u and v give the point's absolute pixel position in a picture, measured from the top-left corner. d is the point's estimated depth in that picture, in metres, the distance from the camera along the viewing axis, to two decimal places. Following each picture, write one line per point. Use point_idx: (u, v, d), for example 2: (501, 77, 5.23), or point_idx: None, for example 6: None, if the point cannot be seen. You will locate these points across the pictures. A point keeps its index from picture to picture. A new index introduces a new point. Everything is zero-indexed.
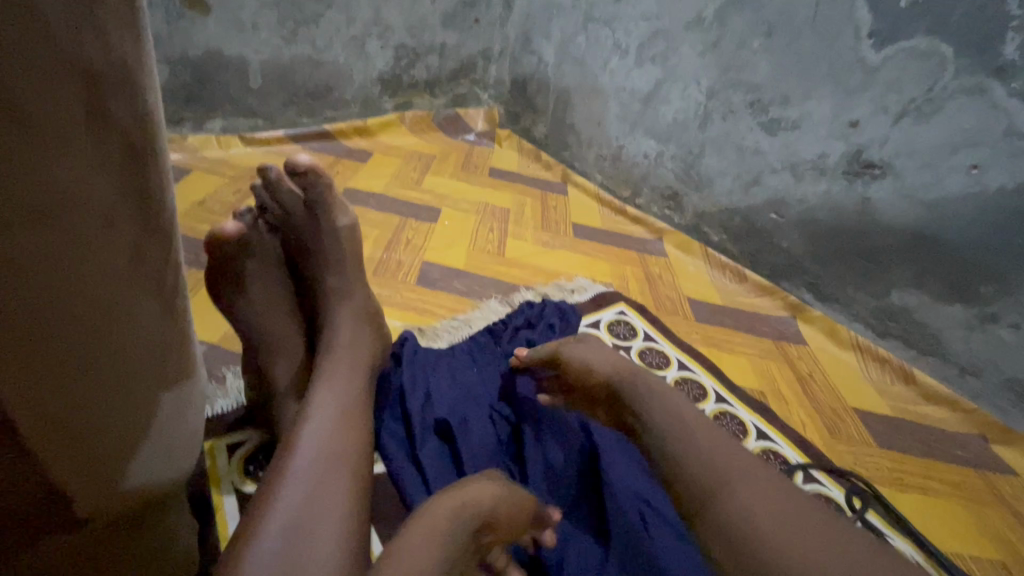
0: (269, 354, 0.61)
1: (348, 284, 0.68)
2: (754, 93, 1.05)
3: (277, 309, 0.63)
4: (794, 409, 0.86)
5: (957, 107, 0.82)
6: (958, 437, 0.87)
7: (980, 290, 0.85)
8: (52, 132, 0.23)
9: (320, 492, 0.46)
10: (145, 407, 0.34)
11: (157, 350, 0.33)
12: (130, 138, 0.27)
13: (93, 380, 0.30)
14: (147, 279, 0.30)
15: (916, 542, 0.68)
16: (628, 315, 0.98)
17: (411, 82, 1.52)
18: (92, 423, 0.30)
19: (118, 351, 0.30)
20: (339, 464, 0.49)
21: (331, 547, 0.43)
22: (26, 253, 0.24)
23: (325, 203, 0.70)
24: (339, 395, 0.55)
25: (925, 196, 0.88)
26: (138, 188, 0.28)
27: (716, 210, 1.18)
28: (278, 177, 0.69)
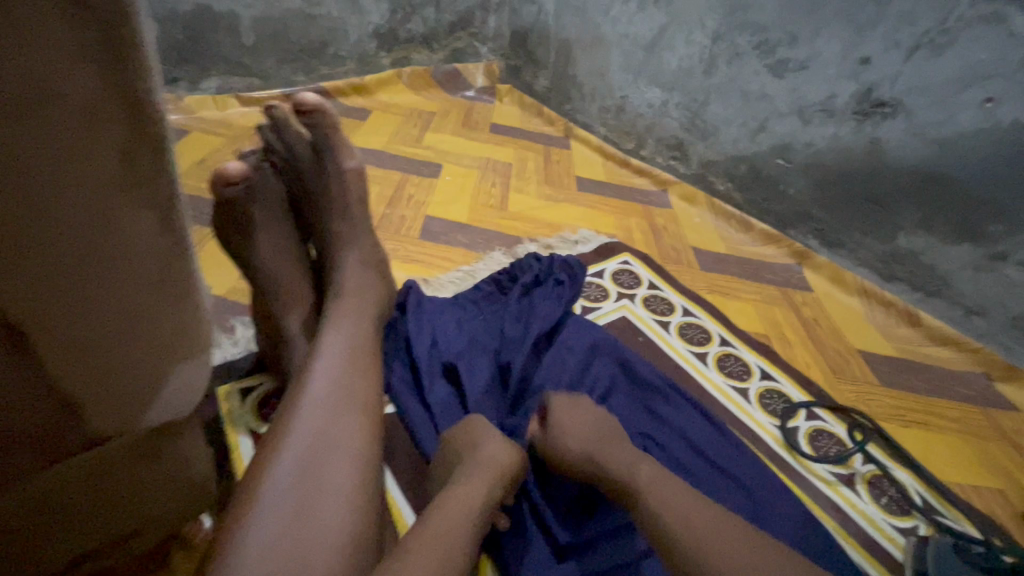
0: (276, 298, 0.61)
1: (353, 231, 0.68)
2: (760, 34, 1.02)
3: (284, 256, 0.63)
4: (798, 351, 0.86)
5: (973, 37, 0.79)
6: (961, 376, 0.87)
7: (989, 229, 0.84)
8: (32, 20, 0.24)
9: (330, 419, 0.48)
10: (156, 329, 0.35)
11: (161, 271, 0.33)
12: (113, 34, 0.27)
13: (98, 294, 0.31)
14: (141, 193, 0.31)
15: (916, 472, 0.69)
16: (632, 265, 0.98)
17: (407, 36, 1.48)
18: (97, 338, 0.32)
19: (117, 262, 0.31)
20: (350, 397, 0.51)
21: (342, 477, 0.45)
22: (21, 144, 0.25)
23: (332, 144, 0.68)
24: (350, 335, 0.56)
25: (935, 134, 0.86)
26: (124, 95, 0.28)
27: (722, 158, 1.16)
28: (284, 116, 0.68)
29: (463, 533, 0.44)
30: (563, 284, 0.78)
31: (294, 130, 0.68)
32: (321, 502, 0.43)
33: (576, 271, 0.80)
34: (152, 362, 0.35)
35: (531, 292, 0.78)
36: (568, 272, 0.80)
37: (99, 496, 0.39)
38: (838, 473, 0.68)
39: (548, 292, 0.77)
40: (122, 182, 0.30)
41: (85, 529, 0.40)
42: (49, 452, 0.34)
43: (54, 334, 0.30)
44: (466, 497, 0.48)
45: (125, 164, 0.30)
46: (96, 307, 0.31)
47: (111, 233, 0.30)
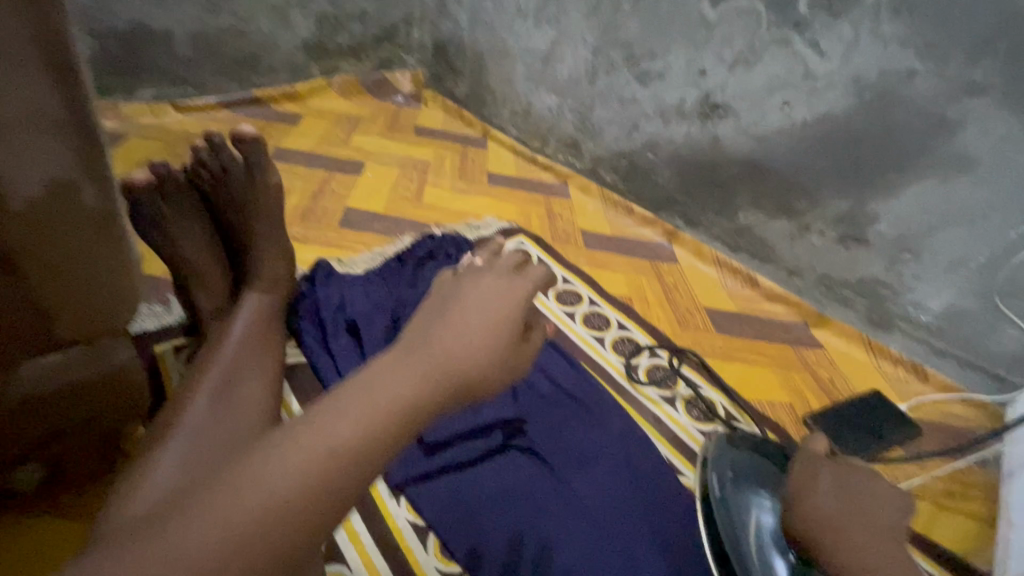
0: (194, 279, 0.77)
1: (271, 234, 0.81)
2: (629, 50, 1.21)
3: (199, 248, 0.78)
4: (654, 308, 1.06)
5: (771, 55, 1.00)
6: (784, 324, 1.09)
7: (797, 205, 1.06)
8: (16, 75, 0.41)
9: (244, 351, 0.65)
10: (102, 266, 0.51)
11: (104, 223, 0.50)
12: (67, 79, 0.44)
13: (62, 241, 0.48)
14: (89, 179, 0.48)
15: (723, 391, 0.89)
16: (525, 245, 1.16)
17: (336, 48, 1.62)
18: (61, 267, 0.49)
19: (76, 223, 0.48)
20: (260, 342, 0.68)
21: (258, 377, 0.62)
22: (15, 148, 0.43)
23: (258, 164, 0.81)
24: (268, 301, 0.75)
25: (755, 130, 1.07)
26: (73, 108, 0.45)
27: (608, 154, 1.35)
28: (220, 142, 0.81)
29: (423, 381, 0.45)
30: (451, 257, 0.97)
31: (228, 154, 0.81)
32: (240, 382, 0.60)
33: (460, 244, 0.99)
34: (101, 290, 0.52)
35: (425, 263, 0.96)
36: (456, 247, 0.98)
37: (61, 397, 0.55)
38: (664, 395, 0.88)
39: (438, 263, 0.95)
40: (74, 164, 0.46)
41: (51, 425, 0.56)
42: (32, 345, 0.51)
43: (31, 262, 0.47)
44: (448, 338, 0.49)
45: (78, 162, 0.46)
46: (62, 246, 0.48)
47: (70, 204, 0.47)
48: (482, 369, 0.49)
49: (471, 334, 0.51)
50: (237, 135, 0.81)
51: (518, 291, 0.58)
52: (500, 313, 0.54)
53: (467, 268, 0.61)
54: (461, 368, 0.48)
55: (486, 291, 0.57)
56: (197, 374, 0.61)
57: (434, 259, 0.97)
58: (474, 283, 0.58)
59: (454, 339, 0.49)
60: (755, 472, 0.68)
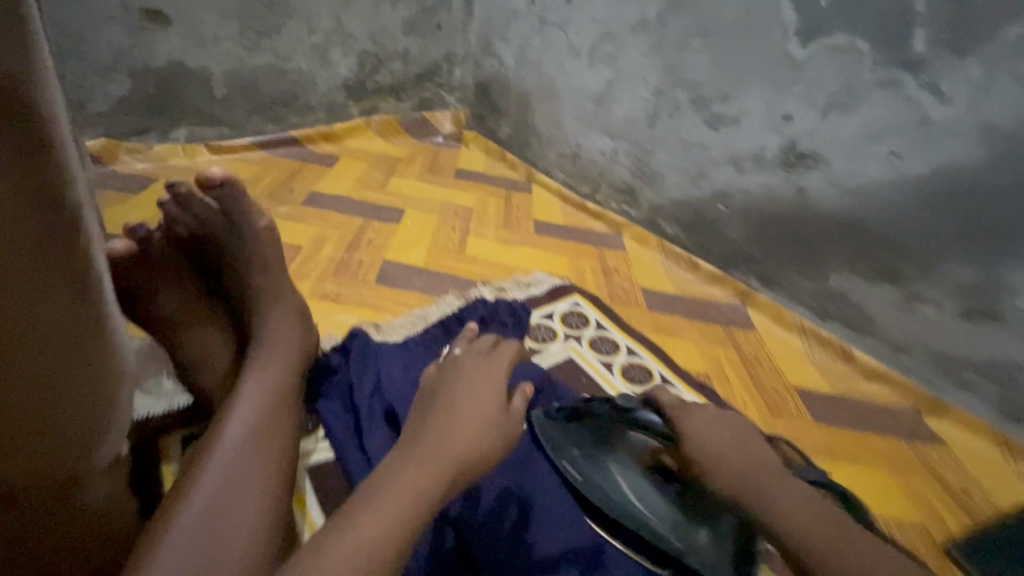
0: (189, 353, 0.66)
1: (274, 284, 0.70)
2: (696, 91, 1.10)
3: (193, 314, 0.67)
4: (735, 388, 0.91)
5: (874, 99, 0.87)
6: (891, 411, 0.92)
7: (905, 272, 0.90)
8: None
9: (244, 455, 0.52)
10: (72, 374, 0.37)
11: (82, 316, 0.37)
12: (23, 141, 0.32)
13: (12, 362, 0.35)
14: (54, 273, 0.35)
15: None
16: (582, 306, 1.02)
17: (376, 87, 1.55)
18: (25, 385, 0.35)
19: (31, 336, 0.35)
20: (266, 440, 0.54)
21: (251, 510, 0.49)
22: None
23: (240, 206, 0.72)
24: (273, 386, 0.59)
25: (851, 184, 0.93)
26: (29, 153, 0.32)
27: (669, 203, 1.22)
28: (189, 193, 0.73)
29: (439, 476, 0.50)
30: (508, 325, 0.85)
31: (201, 204, 0.73)
32: (227, 517, 0.47)
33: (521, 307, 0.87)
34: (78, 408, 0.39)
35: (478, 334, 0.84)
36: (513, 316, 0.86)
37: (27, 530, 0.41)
38: None
39: (494, 333, 0.83)
40: (33, 238, 0.33)
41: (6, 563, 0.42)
42: None
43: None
44: (448, 430, 0.55)
45: (38, 253, 0.34)
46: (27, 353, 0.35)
47: (25, 312, 0.34)
48: (483, 453, 0.55)
49: (469, 422, 0.56)
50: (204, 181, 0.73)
51: (497, 372, 0.64)
52: (489, 421, 0.58)
53: (449, 355, 0.66)
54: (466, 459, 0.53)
55: (476, 375, 0.62)
56: (171, 503, 0.48)
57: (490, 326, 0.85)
58: (467, 388, 0.60)
59: (445, 428, 0.55)
60: (609, 448, 0.71)
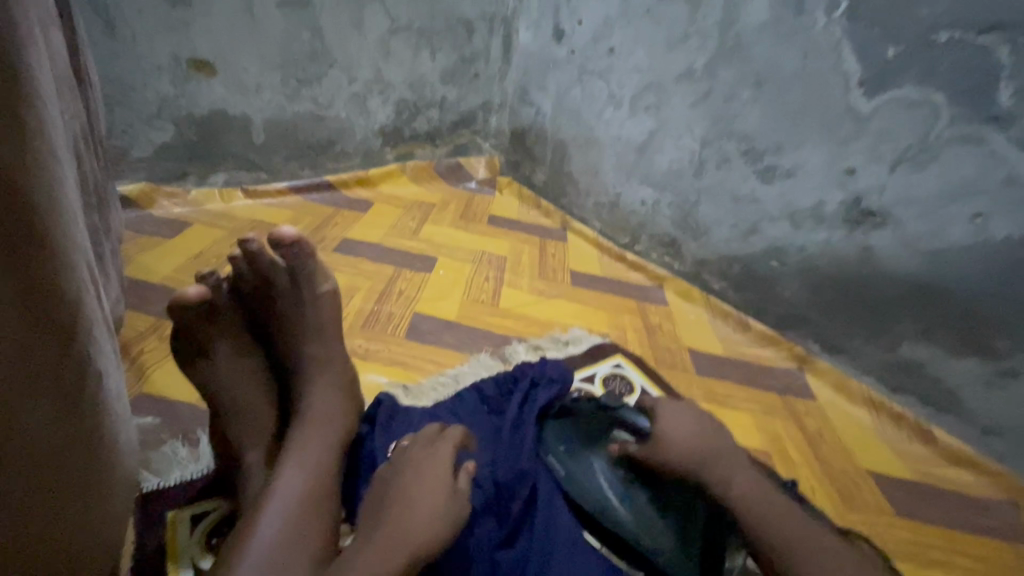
0: (229, 423, 0.60)
1: (328, 353, 0.67)
2: (747, 142, 1.04)
3: (245, 380, 0.63)
4: (801, 470, 0.81)
5: (952, 156, 0.80)
6: (984, 504, 0.80)
7: (995, 344, 0.81)
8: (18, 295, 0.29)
9: (273, 567, 0.47)
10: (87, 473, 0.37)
11: (72, 396, 0.35)
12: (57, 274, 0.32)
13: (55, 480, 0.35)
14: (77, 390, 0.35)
15: None
16: (624, 368, 0.95)
17: (412, 134, 1.56)
18: (12, 485, 0.32)
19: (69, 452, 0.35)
20: (301, 549, 0.49)
21: None
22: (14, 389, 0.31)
23: (308, 271, 0.68)
24: (309, 476, 0.54)
25: (927, 245, 0.85)
26: (16, 236, 0.29)
27: (716, 257, 1.15)
28: (259, 247, 0.67)
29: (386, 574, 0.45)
30: (555, 382, 0.79)
31: (271, 258, 0.67)
32: None
33: (561, 371, 0.81)
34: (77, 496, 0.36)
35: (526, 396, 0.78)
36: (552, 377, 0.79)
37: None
38: None
39: (543, 394, 0.77)
40: (23, 325, 0.30)
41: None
42: None
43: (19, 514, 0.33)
44: (399, 521, 0.49)
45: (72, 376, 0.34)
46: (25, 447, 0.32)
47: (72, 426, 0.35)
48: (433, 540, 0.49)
49: (418, 507, 0.50)
50: (277, 237, 0.67)
51: (440, 451, 0.56)
52: (438, 514, 0.50)
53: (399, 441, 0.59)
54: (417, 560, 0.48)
55: (422, 460, 0.55)
56: None
57: (539, 387, 0.79)
58: (411, 475, 0.54)
59: (397, 520, 0.49)
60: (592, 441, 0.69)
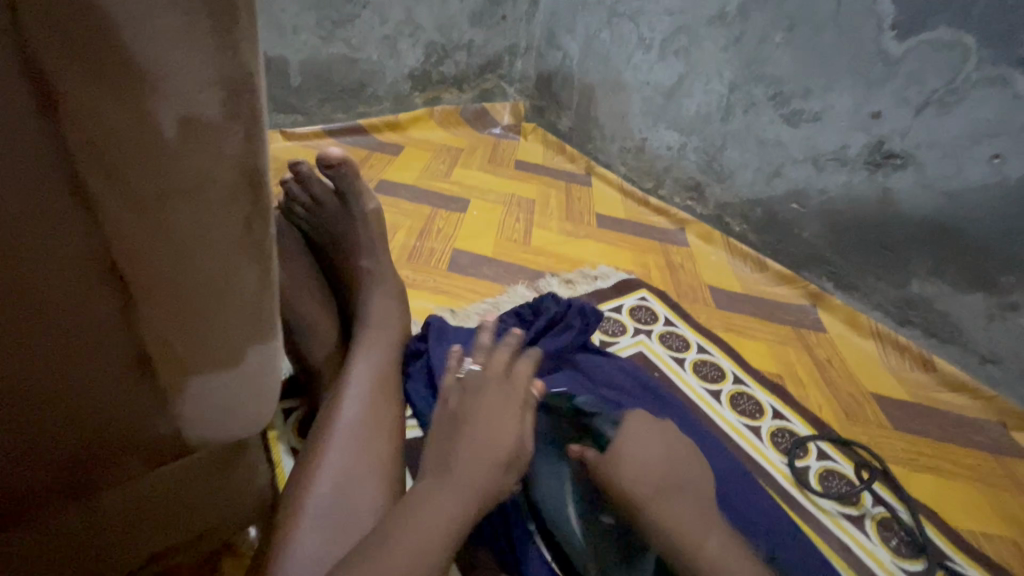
0: (303, 336, 0.70)
1: (380, 265, 0.78)
2: (776, 86, 1.07)
3: (306, 291, 0.72)
4: (810, 390, 0.89)
5: (978, 98, 0.84)
6: (977, 423, 0.89)
7: (1000, 280, 0.87)
8: (191, 129, 0.27)
9: (360, 437, 0.57)
10: (240, 343, 0.36)
11: (252, 253, 0.33)
12: (246, 130, 0.29)
13: (205, 331, 0.34)
14: (250, 252, 0.33)
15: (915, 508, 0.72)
16: (649, 301, 1.02)
17: (440, 78, 1.58)
18: (163, 318, 0.32)
19: (221, 308, 0.33)
20: (379, 423, 0.60)
21: (372, 489, 0.54)
22: (175, 220, 0.29)
23: (355, 189, 0.80)
24: (372, 368, 0.65)
25: (946, 186, 0.89)
26: (200, 77, 0.26)
27: (738, 200, 1.20)
28: (309, 172, 0.80)
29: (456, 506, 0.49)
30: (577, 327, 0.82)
31: (320, 182, 0.80)
32: (352, 486, 0.54)
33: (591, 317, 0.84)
34: (223, 369, 0.36)
35: (544, 333, 0.81)
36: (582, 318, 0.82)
37: (138, 503, 0.40)
38: (849, 513, 0.71)
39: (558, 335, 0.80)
40: (209, 162, 0.28)
41: (66, 534, 0.38)
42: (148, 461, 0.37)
43: (166, 348, 0.33)
44: (469, 461, 0.52)
45: (244, 233, 0.32)
46: (196, 342, 0.34)
47: (224, 285, 0.33)
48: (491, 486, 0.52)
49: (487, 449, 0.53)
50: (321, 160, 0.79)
51: (511, 411, 0.57)
52: (499, 449, 0.54)
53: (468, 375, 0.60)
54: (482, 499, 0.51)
55: (498, 405, 0.57)
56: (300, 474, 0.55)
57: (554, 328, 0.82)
58: (475, 399, 0.56)
59: (468, 456, 0.52)
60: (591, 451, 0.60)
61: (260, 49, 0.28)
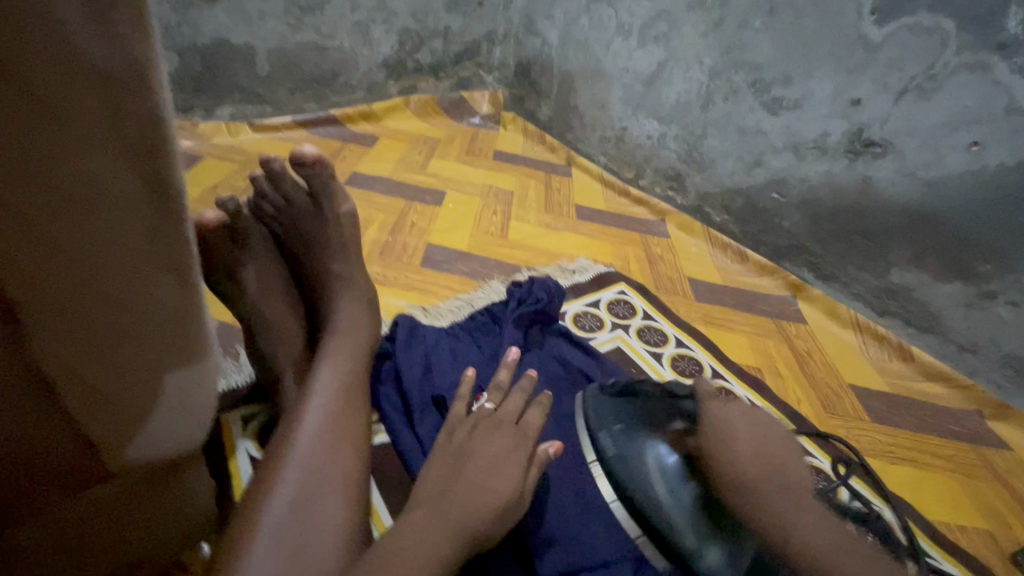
0: (271, 343, 0.67)
1: (351, 270, 0.74)
2: (756, 73, 1.05)
3: (272, 297, 0.70)
4: (789, 383, 0.88)
5: (959, 84, 0.82)
6: (954, 413, 0.88)
7: (979, 268, 0.86)
8: (77, 130, 0.25)
9: (324, 451, 0.54)
10: (161, 359, 0.34)
11: (165, 263, 0.31)
12: (146, 129, 0.27)
13: (115, 349, 0.31)
14: (162, 261, 0.31)
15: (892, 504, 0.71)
16: (628, 295, 1.00)
17: (415, 66, 1.53)
18: (62, 339, 0.29)
19: (133, 323, 0.31)
20: (345, 435, 0.57)
21: (336, 508, 0.51)
22: (67, 233, 0.27)
23: (328, 191, 0.76)
24: (341, 376, 0.62)
25: (926, 174, 0.88)
26: (84, 74, 0.24)
27: (719, 190, 1.18)
28: (280, 169, 0.76)
29: (447, 539, 0.48)
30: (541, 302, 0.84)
31: (292, 182, 0.76)
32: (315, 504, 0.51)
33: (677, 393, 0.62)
34: (141, 388, 0.33)
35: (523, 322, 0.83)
36: (548, 291, 0.86)
37: (63, 534, 0.38)
38: None
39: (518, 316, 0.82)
40: (104, 166, 0.27)
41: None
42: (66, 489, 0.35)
43: (70, 371, 0.30)
44: (467, 497, 0.51)
45: (152, 241, 0.30)
46: (106, 362, 0.31)
47: (133, 299, 0.30)
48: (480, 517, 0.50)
49: (488, 490, 0.52)
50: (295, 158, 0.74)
51: (506, 449, 0.56)
52: (500, 495, 0.52)
53: (481, 416, 0.59)
54: (476, 534, 0.50)
55: (500, 455, 0.55)
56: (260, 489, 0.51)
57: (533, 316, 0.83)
58: (485, 437, 0.57)
59: (466, 493, 0.51)
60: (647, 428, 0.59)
61: (153, 37, 0.26)
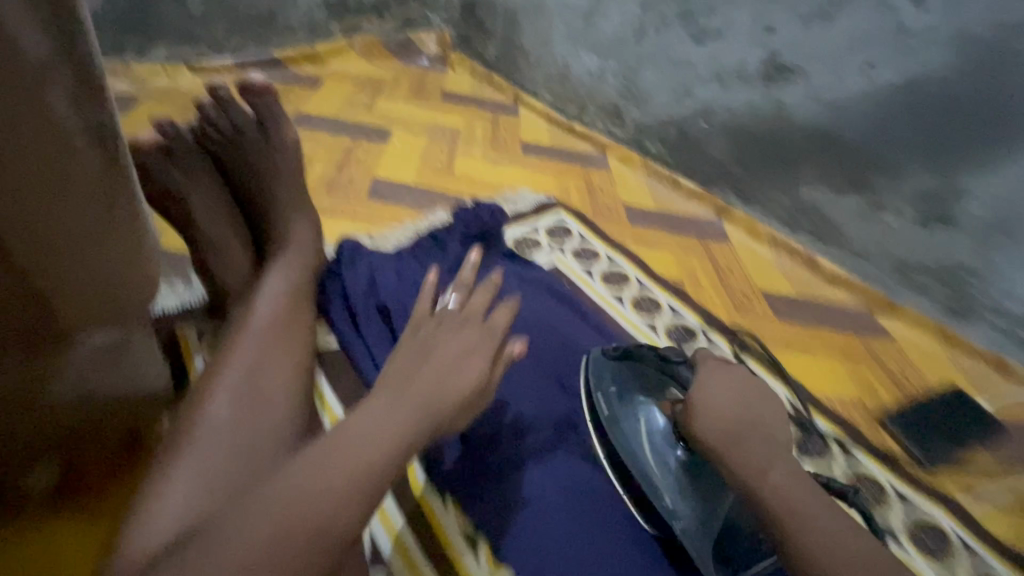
0: (218, 259, 0.72)
1: (295, 192, 0.77)
2: (683, 4, 1.09)
3: (217, 217, 0.74)
4: (706, 291, 0.98)
5: (854, 9, 0.88)
6: (850, 312, 1.00)
7: (872, 180, 0.96)
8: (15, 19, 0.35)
9: (272, 336, 0.60)
10: (96, 218, 0.43)
11: (89, 134, 0.41)
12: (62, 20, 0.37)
13: (59, 203, 0.41)
14: (87, 132, 0.41)
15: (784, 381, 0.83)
16: (566, 220, 1.07)
17: (358, 5, 1.51)
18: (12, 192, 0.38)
19: (70, 183, 0.41)
20: (293, 325, 0.63)
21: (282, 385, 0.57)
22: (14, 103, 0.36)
23: (273, 116, 0.79)
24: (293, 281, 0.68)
25: (829, 95, 0.96)
26: None
27: (654, 122, 1.24)
28: (227, 96, 0.79)
29: (411, 423, 0.47)
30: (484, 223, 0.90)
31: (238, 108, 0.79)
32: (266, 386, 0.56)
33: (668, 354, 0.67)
34: (85, 240, 0.43)
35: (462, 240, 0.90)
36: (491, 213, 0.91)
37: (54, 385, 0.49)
38: None
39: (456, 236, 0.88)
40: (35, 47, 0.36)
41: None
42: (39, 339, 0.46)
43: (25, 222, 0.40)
44: (434, 379, 0.50)
45: (77, 114, 0.40)
46: (50, 216, 0.41)
47: (66, 160, 0.40)
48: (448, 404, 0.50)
49: (457, 375, 0.52)
50: (243, 87, 0.78)
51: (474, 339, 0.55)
52: (467, 384, 0.51)
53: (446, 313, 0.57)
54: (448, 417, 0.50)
55: (467, 345, 0.54)
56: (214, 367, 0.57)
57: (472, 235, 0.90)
58: (451, 332, 0.55)
59: (433, 378, 0.50)
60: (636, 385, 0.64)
61: None
